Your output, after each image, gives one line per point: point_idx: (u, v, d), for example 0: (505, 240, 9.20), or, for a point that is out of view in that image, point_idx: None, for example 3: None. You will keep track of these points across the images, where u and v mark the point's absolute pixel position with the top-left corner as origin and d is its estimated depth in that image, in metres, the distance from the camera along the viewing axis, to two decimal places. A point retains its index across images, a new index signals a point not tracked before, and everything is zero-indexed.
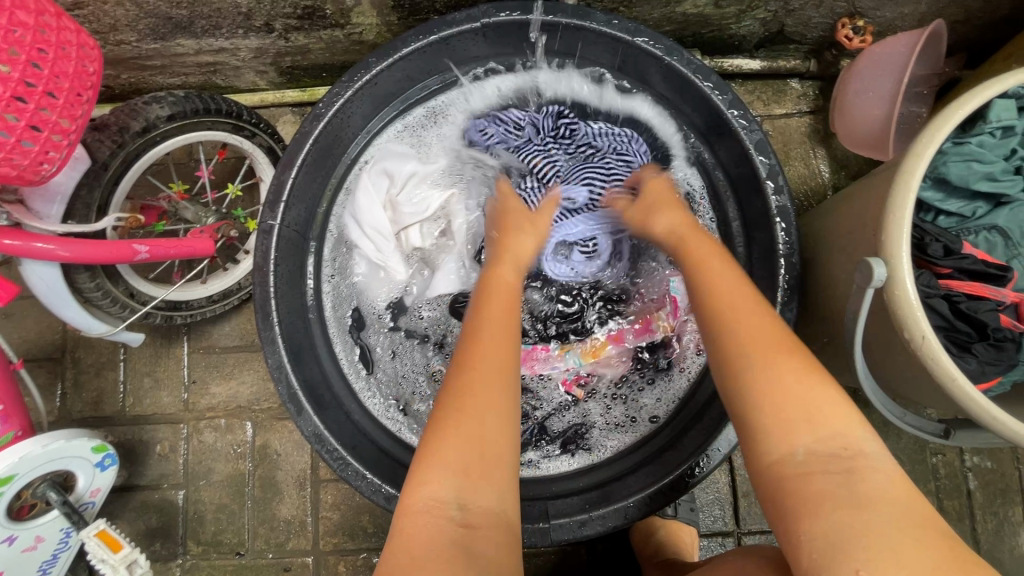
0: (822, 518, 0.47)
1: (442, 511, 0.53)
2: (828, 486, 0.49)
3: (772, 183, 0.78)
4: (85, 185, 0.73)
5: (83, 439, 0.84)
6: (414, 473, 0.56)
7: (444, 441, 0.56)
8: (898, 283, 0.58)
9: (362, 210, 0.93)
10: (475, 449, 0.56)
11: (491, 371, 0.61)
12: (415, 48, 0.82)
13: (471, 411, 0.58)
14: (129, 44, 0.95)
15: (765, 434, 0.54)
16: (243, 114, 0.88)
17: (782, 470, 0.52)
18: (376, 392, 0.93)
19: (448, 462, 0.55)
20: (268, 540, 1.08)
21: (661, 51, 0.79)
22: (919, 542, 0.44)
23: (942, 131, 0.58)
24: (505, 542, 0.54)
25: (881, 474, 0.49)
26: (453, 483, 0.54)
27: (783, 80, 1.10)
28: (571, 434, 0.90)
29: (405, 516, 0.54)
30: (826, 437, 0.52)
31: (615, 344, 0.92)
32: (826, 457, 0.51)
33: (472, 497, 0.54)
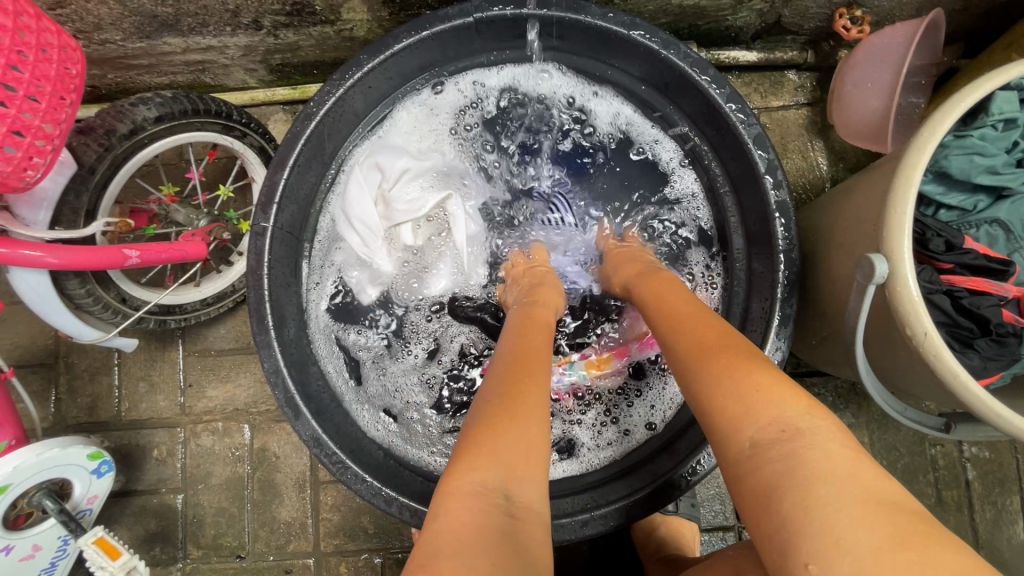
0: (773, 507, 0.46)
1: (491, 496, 0.51)
2: (775, 472, 0.47)
3: (770, 178, 0.77)
4: (72, 190, 0.71)
5: (78, 446, 0.83)
6: (462, 458, 0.54)
7: (501, 431, 0.55)
8: (901, 280, 0.57)
9: (352, 203, 0.92)
10: (528, 445, 0.55)
11: (544, 391, 0.62)
12: (407, 44, 0.80)
13: (521, 412, 0.58)
14: (114, 43, 0.93)
15: (718, 430, 0.53)
16: (233, 114, 0.86)
17: (740, 464, 0.50)
18: (368, 401, 0.91)
19: (501, 454, 0.54)
20: (268, 542, 1.08)
21: (658, 45, 0.78)
22: (868, 520, 0.42)
23: (942, 125, 0.57)
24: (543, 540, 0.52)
25: (823, 448, 0.47)
26: (501, 472, 0.53)
27: (780, 72, 1.09)
28: (562, 440, 0.89)
29: (451, 498, 0.51)
30: (771, 421, 0.50)
31: (619, 358, 0.92)
32: (771, 444, 0.49)
33: (518, 488, 0.52)
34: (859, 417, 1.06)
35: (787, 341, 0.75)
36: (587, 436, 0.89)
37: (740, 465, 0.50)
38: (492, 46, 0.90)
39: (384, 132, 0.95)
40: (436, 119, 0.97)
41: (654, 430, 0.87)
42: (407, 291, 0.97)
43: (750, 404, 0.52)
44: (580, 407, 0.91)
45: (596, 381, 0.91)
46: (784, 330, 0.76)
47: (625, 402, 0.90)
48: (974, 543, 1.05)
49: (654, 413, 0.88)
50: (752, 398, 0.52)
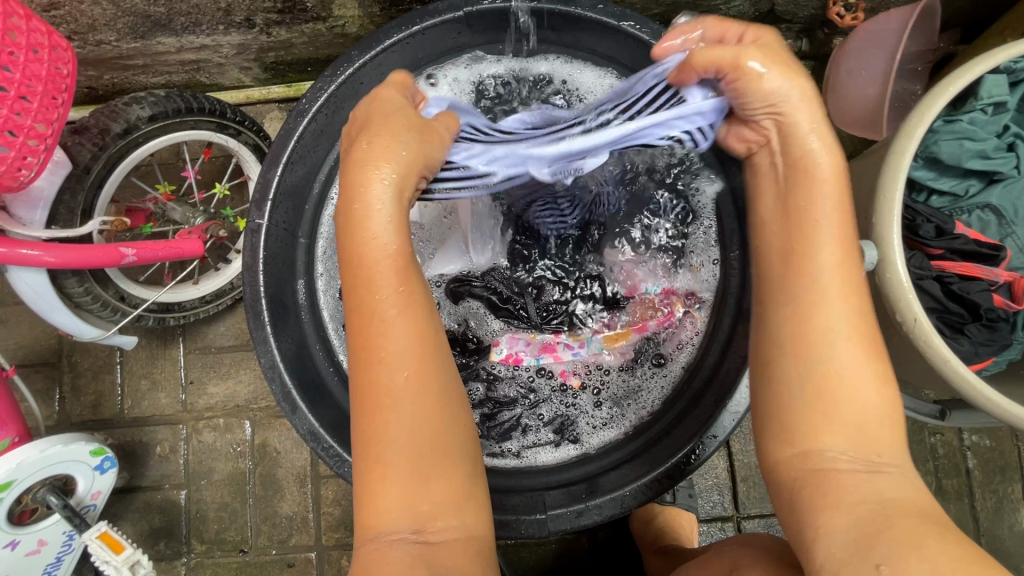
0: (848, 514, 0.49)
1: (395, 537, 0.55)
2: (851, 488, 0.50)
3: None
4: (68, 190, 0.72)
5: (81, 443, 0.85)
6: (361, 509, 0.57)
7: (379, 469, 0.56)
8: (889, 266, 0.57)
9: None
10: (417, 466, 0.56)
11: (395, 364, 0.57)
12: (397, 39, 0.81)
13: (389, 425, 0.57)
14: (109, 44, 0.93)
15: (794, 427, 0.55)
16: (227, 112, 0.87)
17: (806, 471, 0.53)
18: None
19: (391, 490, 0.56)
20: (270, 536, 1.09)
21: (648, 36, 0.78)
22: (946, 537, 0.45)
23: (932, 110, 0.57)
24: (466, 545, 0.57)
25: (912, 487, 0.51)
26: (406, 515, 0.56)
27: None
28: (561, 421, 0.89)
29: (362, 554, 0.56)
30: (859, 440, 0.53)
31: (638, 332, 0.90)
32: (856, 457, 0.52)
33: (428, 521, 0.56)
34: None
35: None
36: (584, 419, 0.89)
37: (808, 471, 0.53)
38: (488, 39, 0.90)
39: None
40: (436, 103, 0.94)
41: (655, 413, 0.87)
42: None
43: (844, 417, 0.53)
44: (582, 385, 0.90)
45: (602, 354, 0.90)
46: None
47: (622, 381, 0.89)
48: (975, 531, 1.05)
49: (657, 390, 0.89)
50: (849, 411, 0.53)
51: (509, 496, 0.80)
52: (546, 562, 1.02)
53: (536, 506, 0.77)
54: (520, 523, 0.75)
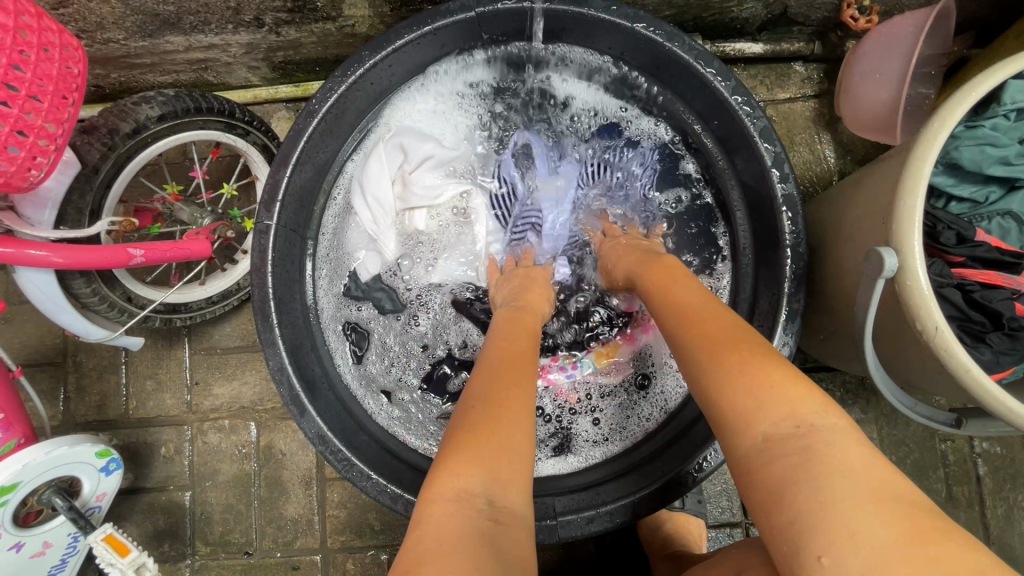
0: (787, 505, 0.45)
1: (472, 502, 0.50)
2: (785, 470, 0.46)
3: (777, 171, 0.76)
4: (77, 190, 0.72)
5: (86, 444, 0.84)
6: (439, 464, 0.53)
7: (483, 440, 0.54)
8: (910, 273, 0.56)
9: (369, 177, 0.93)
10: (515, 462, 0.54)
11: (520, 390, 0.61)
12: (408, 40, 0.80)
13: (501, 415, 0.57)
14: (117, 42, 0.93)
15: (726, 421, 0.53)
16: (236, 112, 0.86)
17: (748, 462, 0.49)
18: (369, 389, 0.92)
19: (486, 466, 0.53)
20: (276, 539, 1.08)
21: (663, 38, 0.77)
22: (883, 516, 0.41)
23: (955, 115, 0.56)
24: (526, 548, 0.51)
25: (837, 446, 0.46)
26: (486, 480, 0.52)
27: (787, 63, 1.08)
28: (562, 435, 0.90)
29: (432, 508, 0.50)
30: (781, 417, 0.49)
31: (626, 343, 0.93)
32: (783, 438, 0.48)
33: (503, 497, 0.52)
34: (868, 413, 1.05)
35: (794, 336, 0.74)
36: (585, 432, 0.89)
37: (749, 462, 0.49)
38: (498, 41, 0.89)
39: (388, 122, 0.94)
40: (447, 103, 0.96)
41: (661, 423, 0.87)
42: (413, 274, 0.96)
43: (762, 400, 0.51)
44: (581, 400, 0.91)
45: (600, 372, 0.92)
46: (791, 326, 0.75)
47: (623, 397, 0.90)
48: (985, 539, 1.04)
49: (662, 402, 0.89)
50: (768, 398, 0.51)
51: None
52: (552, 566, 1.02)
53: (545, 513, 0.77)
54: None
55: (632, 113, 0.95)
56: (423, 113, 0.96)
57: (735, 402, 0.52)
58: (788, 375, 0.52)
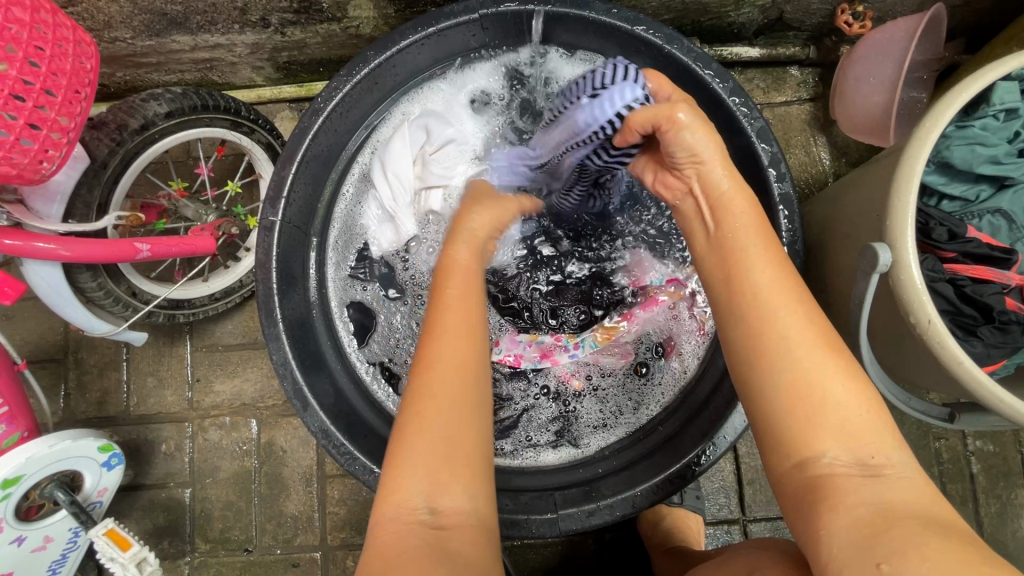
0: (848, 517, 0.48)
1: (412, 514, 0.54)
2: (851, 488, 0.49)
3: (773, 170, 0.78)
4: (85, 185, 0.72)
5: (89, 439, 0.84)
6: (384, 483, 0.57)
7: (410, 447, 0.57)
8: (902, 268, 0.58)
9: (391, 155, 0.93)
10: (445, 453, 0.56)
11: (446, 370, 0.60)
12: (413, 41, 0.81)
13: (427, 416, 0.58)
14: (124, 41, 0.94)
15: (788, 437, 0.54)
16: (241, 110, 0.87)
17: (806, 472, 0.52)
18: (376, 376, 0.94)
19: (416, 470, 0.56)
20: (276, 536, 1.08)
21: (662, 40, 0.79)
22: (946, 539, 0.44)
23: (946, 114, 0.58)
24: (479, 535, 0.55)
25: (909, 482, 0.50)
26: (423, 488, 0.55)
27: (783, 67, 1.10)
28: (562, 421, 0.91)
29: (378, 530, 0.55)
30: (862, 450, 0.52)
31: (627, 324, 0.91)
32: (852, 460, 0.51)
33: (445, 499, 0.55)
34: None
35: None
36: (585, 421, 0.90)
37: (806, 479, 0.52)
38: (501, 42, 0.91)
39: (390, 120, 0.95)
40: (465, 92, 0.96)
41: (661, 417, 0.87)
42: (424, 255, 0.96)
43: (841, 420, 0.52)
44: (582, 387, 0.91)
45: (601, 353, 0.91)
46: None
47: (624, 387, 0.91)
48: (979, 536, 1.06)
49: (661, 395, 0.89)
50: (849, 421, 0.52)
51: (520, 496, 0.80)
52: (552, 563, 1.02)
53: (546, 506, 0.78)
54: (532, 522, 0.75)
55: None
56: (444, 98, 0.96)
57: (810, 415, 0.53)
58: (874, 405, 0.53)
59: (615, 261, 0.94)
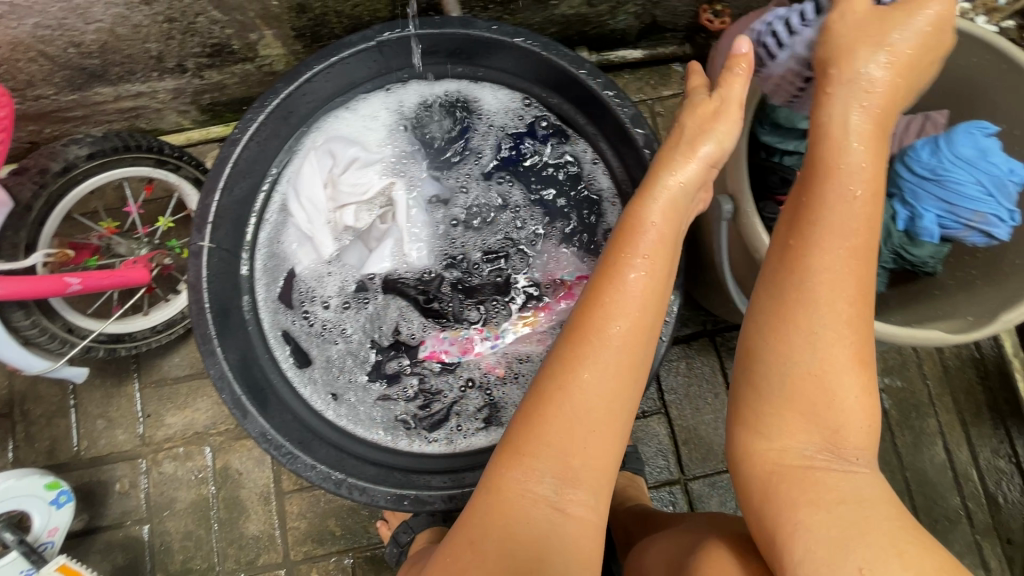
0: (826, 518, 0.54)
1: (536, 497, 0.63)
2: (832, 490, 0.56)
3: (648, 150, 0.88)
4: (10, 227, 0.78)
5: (34, 475, 0.88)
6: (505, 464, 0.64)
7: (532, 439, 0.63)
8: (744, 213, 0.68)
9: (303, 181, 1.00)
10: (561, 448, 0.62)
11: (605, 358, 0.63)
12: (319, 71, 0.90)
13: (562, 404, 0.62)
14: (47, 98, 1.00)
15: (769, 425, 0.59)
16: (164, 149, 0.93)
17: (782, 463, 0.59)
18: (311, 383, 0.97)
19: (545, 462, 0.63)
20: (238, 559, 1.10)
21: (539, 48, 0.90)
22: (927, 547, 0.51)
23: (758, 83, 0.70)
24: (585, 526, 0.63)
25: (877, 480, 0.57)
26: (551, 467, 0.63)
27: (666, 65, 1.23)
28: (489, 409, 0.96)
29: (491, 495, 0.64)
30: (839, 451, 0.58)
31: (543, 313, 0.99)
32: (826, 456, 0.58)
33: (564, 485, 0.63)
34: None
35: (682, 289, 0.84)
36: (511, 403, 0.96)
37: (786, 466, 0.58)
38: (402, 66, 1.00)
39: (305, 146, 1.02)
40: (366, 119, 1.04)
41: None
42: (346, 269, 1.01)
43: (826, 422, 0.57)
44: (507, 373, 0.98)
45: (519, 343, 0.98)
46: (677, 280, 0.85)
47: None
48: (900, 466, 1.15)
49: None
50: (833, 420, 0.57)
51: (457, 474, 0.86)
52: None
53: None
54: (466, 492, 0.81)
55: (535, 114, 1.03)
56: (349, 125, 1.04)
57: (806, 407, 0.58)
58: (872, 415, 0.58)
59: (525, 261, 1.01)
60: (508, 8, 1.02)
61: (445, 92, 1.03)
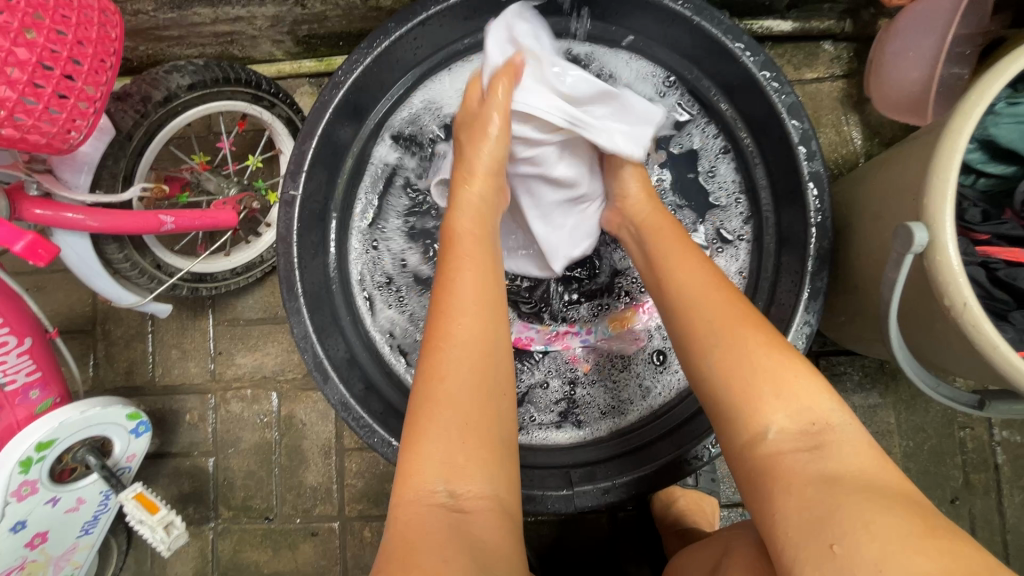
0: (797, 496, 0.46)
1: (432, 498, 0.54)
2: (800, 464, 0.48)
3: (803, 148, 0.75)
4: (111, 156, 0.73)
5: (117, 407, 0.87)
6: (400, 464, 0.56)
7: (420, 425, 0.56)
8: (940, 248, 0.56)
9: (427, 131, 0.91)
10: (461, 430, 0.55)
11: (465, 351, 0.59)
12: (435, 13, 0.80)
13: (439, 395, 0.56)
14: (146, 13, 0.95)
15: (735, 416, 0.53)
16: (262, 84, 0.87)
17: (760, 452, 0.51)
18: (388, 350, 0.94)
19: (431, 454, 0.55)
20: (296, 506, 1.11)
21: (691, 12, 0.76)
22: (900, 511, 0.42)
23: (991, 89, 0.55)
24: (501, 518, 0.55)
25: (853, 446, 0.49)
26: (438, 468, 0.54)
27: (815, 42, 1.06)
28: (566, 404, 0.91)
29: (396, 509, 0.54)
30: (802, 425, 0.50)
31: (642, 314, 0.92)
32: (799, 435, 0.50)
33: (460, 482, 0.54)
34: (885, 399, 1.04)
35: (816, 316, 0.74)
36: (592, 405, 0.90)
37: (759, 452, 0.51)
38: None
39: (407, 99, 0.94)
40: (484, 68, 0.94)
41: (673, 401, 0.86)
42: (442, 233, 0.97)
43: (778, 392, 0.52)
44: (591, 370, 0.92)
45: (613, 342, 0.92)
46: (813, 305, 0.74)
47: (637, 369, 0.90)
48: (1001, 527, 1.03)
49: (674, 380, 0.88)
50: (778, 387, 0.52)
51: (534, 471, 0.81)
52: (564, 539, 1.03)
53: (562, 482, 0.78)
54: (546, 499, 0.75)
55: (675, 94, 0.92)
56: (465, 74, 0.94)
57: (750, 394, 0.53)
58: (803, 370, 0.53)
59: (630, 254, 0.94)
60: None
61: (570, 52, 0.92)
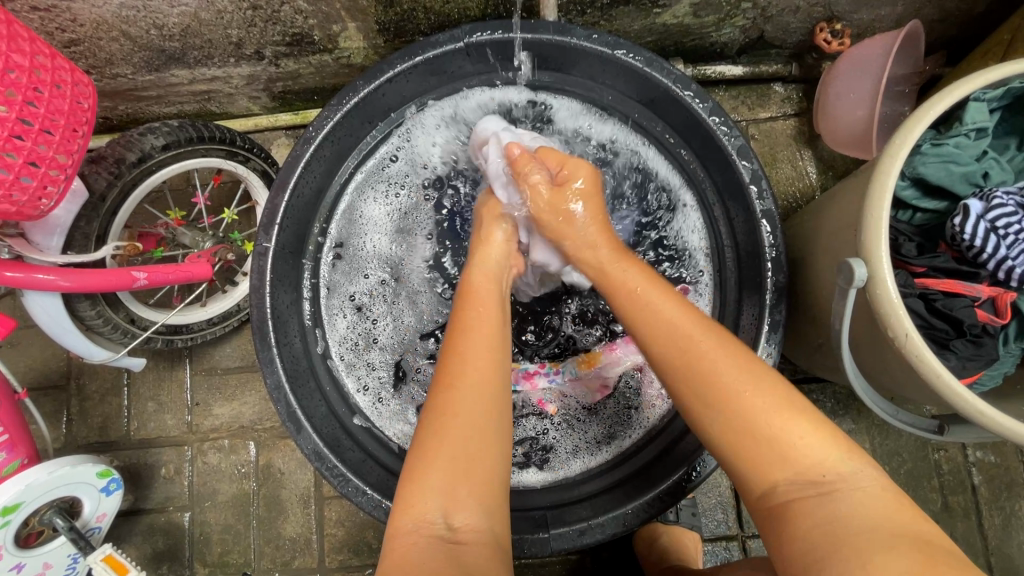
0: (808, 534, 0.50)
1: (431, 528, 0.55)
2: (811, 507, 0.52)
3: (755, 187, 0.79)
4: (84, 217, 0.75)
5: (88, 464, 0.85)
6: (399, 497, 0.58)
7: (427, 467, 0.57)
8: (879, 284, 0.58)
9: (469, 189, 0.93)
10: (465, 464, 0.57)
11: (469, 390, 0.61)
12: (401, 70, 0.84)
13: (450, 432, 0.59)
14: (124, 77, 0.98)
15: (744, 461, 0.56)
16: (236, 140, 0.89)
17: (771, 497, 0.54)
18: (363, 393, 0.94)
19: (437, 488, 0.56)
20: (274, 559, 1.09)
21: (641, 63, 0.81)
22: (906, 554, 0.45)
23: (913, 133, 0.59)
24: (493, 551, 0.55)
25: (858, 490, 0.51)
26: (440, 499, 0.56)
27: (766, 84, 1.12)
28: (534, 449, 0.90)
29: (393, 538, 0.56)
30: (802, 463, 0.54)
31: (609, 353, 0.92)
32: (810, 480, 0.53)
33: (459, 513, 0.55)
34: (858, 424, 1.06)
35: (777, 347, 0.76)
36: (563, 445, 0.90)
37: (771, 500, 0.54)
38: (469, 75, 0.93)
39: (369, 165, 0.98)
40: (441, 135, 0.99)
41: (642, 442, 0.88)
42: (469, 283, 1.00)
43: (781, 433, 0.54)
44: (560, 414, 0.92)
45: (579, 384, 0.92)
46: (774, 336, 0.77)
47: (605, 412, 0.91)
48: (983, 549, 1.03)
49: (643, 422, 0.89)
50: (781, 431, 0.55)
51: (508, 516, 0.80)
52: None
53: (537, 526, 0.78)
54: (522, 542, 0.75)
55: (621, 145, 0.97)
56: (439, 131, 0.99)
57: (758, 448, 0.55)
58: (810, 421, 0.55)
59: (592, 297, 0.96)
60: (606, 14, 0.93)
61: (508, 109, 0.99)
